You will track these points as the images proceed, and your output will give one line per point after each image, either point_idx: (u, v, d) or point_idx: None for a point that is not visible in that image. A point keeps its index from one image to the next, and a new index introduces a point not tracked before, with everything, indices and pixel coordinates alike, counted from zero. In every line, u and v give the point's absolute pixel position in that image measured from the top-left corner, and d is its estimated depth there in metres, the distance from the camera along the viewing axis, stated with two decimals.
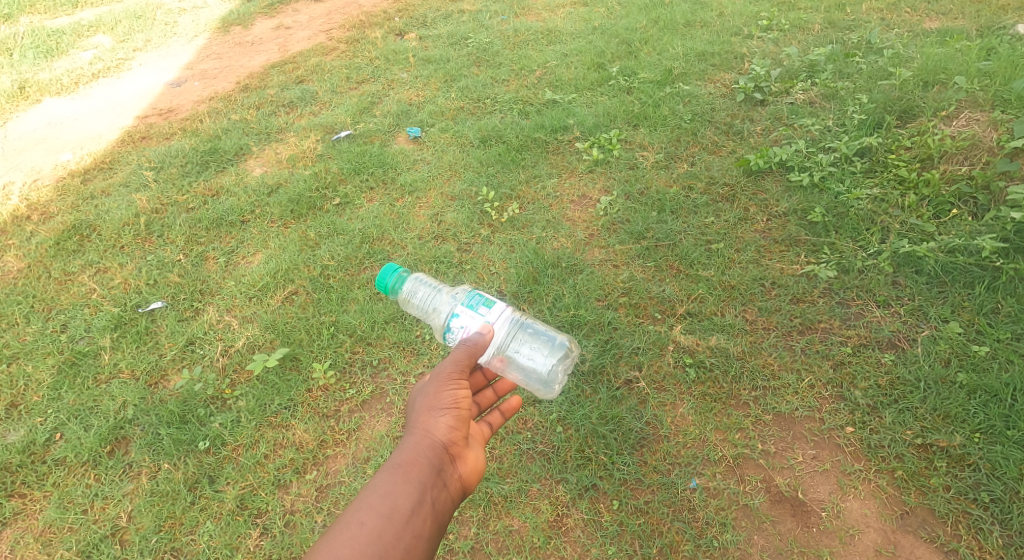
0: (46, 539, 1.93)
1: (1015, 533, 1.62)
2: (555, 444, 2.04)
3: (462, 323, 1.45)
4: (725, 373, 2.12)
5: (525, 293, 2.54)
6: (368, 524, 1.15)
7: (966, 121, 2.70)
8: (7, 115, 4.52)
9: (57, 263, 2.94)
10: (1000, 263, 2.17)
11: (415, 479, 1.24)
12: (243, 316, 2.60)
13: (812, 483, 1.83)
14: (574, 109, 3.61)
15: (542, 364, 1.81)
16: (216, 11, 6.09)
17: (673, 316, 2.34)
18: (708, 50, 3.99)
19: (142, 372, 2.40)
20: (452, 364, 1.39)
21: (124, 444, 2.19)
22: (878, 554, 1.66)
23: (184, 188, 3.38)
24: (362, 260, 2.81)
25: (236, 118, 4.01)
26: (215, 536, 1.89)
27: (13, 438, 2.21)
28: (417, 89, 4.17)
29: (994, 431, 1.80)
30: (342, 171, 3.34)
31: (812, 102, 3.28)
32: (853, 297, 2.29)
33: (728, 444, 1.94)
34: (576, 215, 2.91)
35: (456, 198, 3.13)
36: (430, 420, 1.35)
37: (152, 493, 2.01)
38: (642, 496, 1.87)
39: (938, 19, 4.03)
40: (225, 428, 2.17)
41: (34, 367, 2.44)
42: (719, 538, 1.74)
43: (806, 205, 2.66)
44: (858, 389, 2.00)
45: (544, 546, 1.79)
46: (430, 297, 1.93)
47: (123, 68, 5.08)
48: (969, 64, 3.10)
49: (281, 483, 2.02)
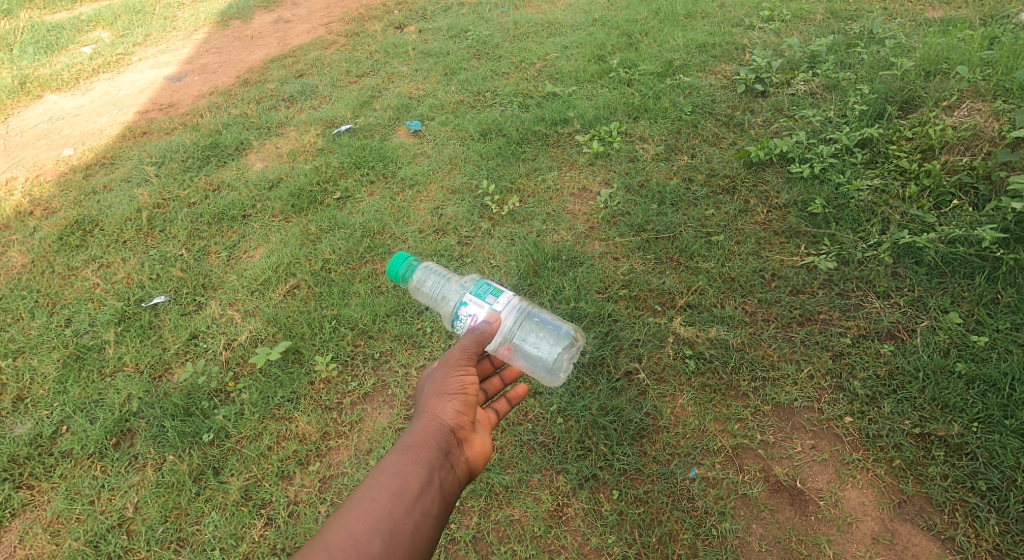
0: (54, 529, 1.95)
1: (1012, 521, 1.64)
2: (555, 436, 2.05)
3: (470, 311, 1.48)
4: (724, 364, 2.13)
5: (525, 286, 2.55)
6: (379, 501, 1.18)
7: (968, 111, 2.67)
8: (7, 111, 4.51)
9: (60, 259, 2.96)
10: (1000, 253, 2.17)
11: (424, 460, 1.26)
12: (245, 310, 2.62)
13: (811, 472, 1.84)
14: (574, 101, 3.61)
15: (548, 352, 1.83)
16: (215, 6, 6.06)
17: (673, 308, 2.36)
18: (708, 41, 3.99)
19: (146, 364, 2.42)
20: (461, 350, 1.40)
21: (130, 437, 2.21)
22: (876, 542, 1.68)
23: (185, 183, 3.39)
24: (362, 254, 2.82)
25: (235, 112, 4.01)
26: (220, 526, 1.91)
27: (20, 431, 2.24)
28: (417, 82, 4.17)
29: (993, 421, 1.81)
30: (342, 165, 3.35)
31: (813, 92, 3.27)
32: (852, 288, 2.30)
33: (728, 435, 1.95)
34: (576, 208, 2.92)
35: (456, 191, 3.14)
36: (438, 404, 1.35)
37: (157, 485, 2.03)
38: (641, 486, 1.89)
39: (941, 9, 4.02)
40: (229, 420, 2.20)
41: (40, 361, 2.46)
42: (718, 526, 1.76)
43: (806, 197, 2.67)
44: (857, 379, 2.01)
45: (544, 535, 1.81)
46: (439, 286, 1.96)
47: (123, 64, 5.08)
48: (971, 54, 3.08)
49: (284, 475, 2.04)
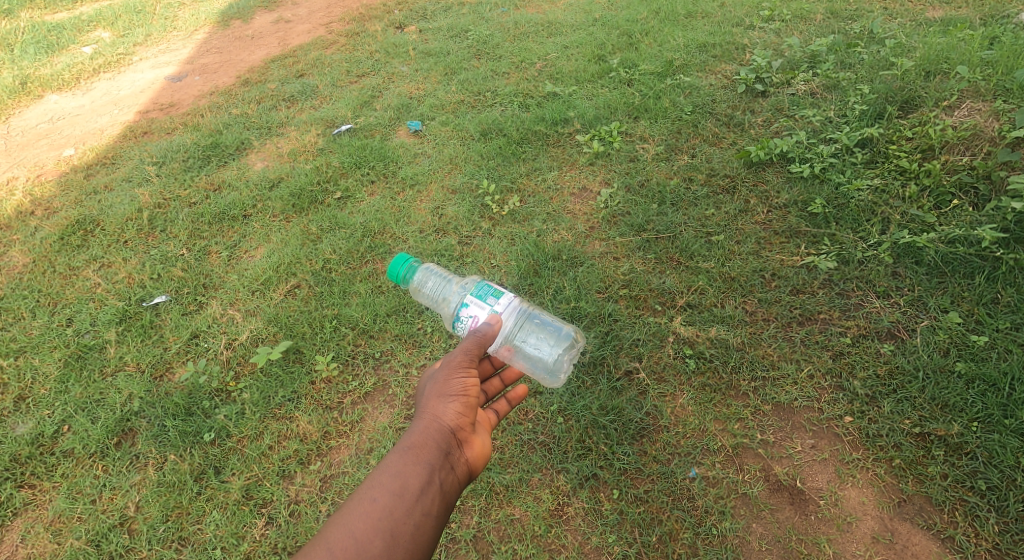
0: (56, 528, 1.96)
1: (1012, 520, 1.64)
2: (555, 435, 2.06)
3: (471, 312, 1.49)
4: (724, 364, 2.14)
5: (525, 286, 2.55)
6: (380, 501, 1.18)
7: (968, 111, 2.67)
8: (8, 111, 4.51)
9: (61, 258, 2.96)
10: (1000, 253, 2.17)
11: (425, 461, 1.27)
12: (246, 310, 2.62)
13: (811, 471, 1.84)
14: (574, 101, 3.61)
15: (548, 352, 1.84)
16: (215, 6, 6.06)
17: (673, 308, 2.36)
18: (708, 41, 3.99)
19: (147, 364, 2.43)
20: (463, 352, 1.41)
21: (131, 436, 2.21)
22: (875, 541, 1.68)
23: (186, 182, 3.40)
24: (363, 253, 2.82)
25: (236, 112, 4.01)
26: (221, 525, 1.92)
27: (22, 430, 2.24)
28: (418, 81, 4.18)
29: (992, 420, 1.82)
30: (342, 165, 3.36)
31: (814, 92, 3.27)
32: (852, 288, 2.30)
33: (728, 435, 1.96)
34: (576, 207, 2.93)
35: (456, 191, 3.14)
36: (440, 406, 1.35)
37: (159, 484, 2.04)
38: (642, 486, 1.89)
39: (941, 8, 4.02)
40: (230, 419, 2.20)
41: (42, 360, 2.47)
42: (718, 526, 1.76)
43: (806, 197, 2.67)
44: (857, 379, 2.01)
45: (545, 534, 1.82)
46: (440, 287, 1.96)
47: (124, 64, 5.08)
48: (971, 53, 3.08)
49: (285, 474, 2.04)
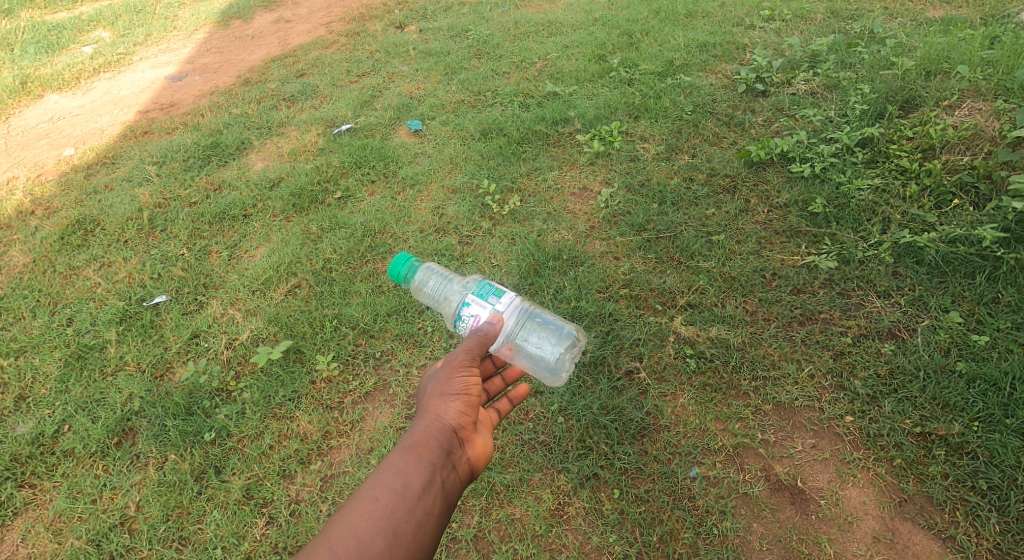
0: (56, 528, 1.96)
1: (1013, 520, 1.64)
2: (556, 435, 2.05)
3: (473, 311, 1.48)
4: (725, 364, 2.14)
5: (525, 285, 2.55)
6: (382, 501, 1.18)
7: (969, 110, 2.66)
8: (8, 111, 4.51)
9: (62, 258, 2.96)
10: (1000, 253, 2.17)
11: (426, 460, 1.26)
12: (246, 310, 2.62)
13: (812, 471, 1.84)
14: (575, 100, 3.61)
15: (549, 351, 1.84)
16: (215, 6, 6.06)
17: (673, 308, 2.36)
18: (708, 41, 3.98)
19: (148, 363, 2.42)
20: (464, 352, 1.42)
21: (132, 436, 2.21)
22: (876, 541, 1.68)
23: (186, 182, 3.39)
24: (363, 253, 2.82)
25: (236, 112, 4.01)
26: (221, 525, 1.92)
27: (22, 429, 2.24)
28: (418, 81, 4.18)
29: (993, 420, 1.81)
30: (343, 164, 3.36)
31: (815, 91, 3.27)
32: (853, 288, 2.30)
33: (728, 434, 1.96)
34: (576, 207, 2.92)
35: (457, 190, 3.14)
36: (441, 405, 1.35)
37: (159, 483, 2.04)
38: (642, 485, 1.89)
39: (942, 7, 4.01)
40: (230, 419, 2.20)
41: (43, 360, 2.47)
42: (719, 526, 1.76)
43: (806, 196, 2.67)
44: (858, 378, 2.01)
45: (545, 534, 1.82)
46: (441, 286, 1.96)
47: (124, 64, 5.08)
48: (971, 53, 3.07)
49: (286, 474, 2.04)
